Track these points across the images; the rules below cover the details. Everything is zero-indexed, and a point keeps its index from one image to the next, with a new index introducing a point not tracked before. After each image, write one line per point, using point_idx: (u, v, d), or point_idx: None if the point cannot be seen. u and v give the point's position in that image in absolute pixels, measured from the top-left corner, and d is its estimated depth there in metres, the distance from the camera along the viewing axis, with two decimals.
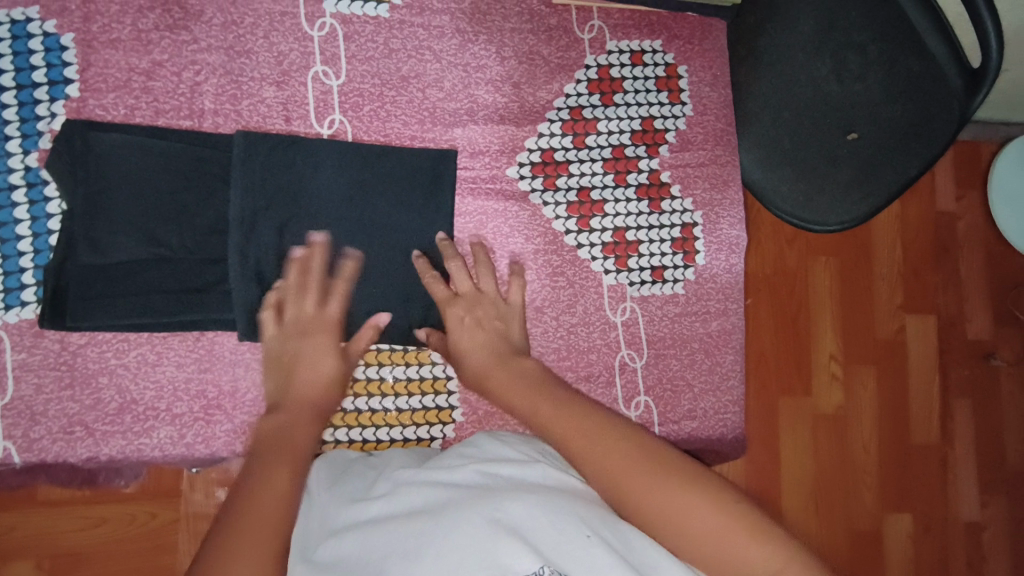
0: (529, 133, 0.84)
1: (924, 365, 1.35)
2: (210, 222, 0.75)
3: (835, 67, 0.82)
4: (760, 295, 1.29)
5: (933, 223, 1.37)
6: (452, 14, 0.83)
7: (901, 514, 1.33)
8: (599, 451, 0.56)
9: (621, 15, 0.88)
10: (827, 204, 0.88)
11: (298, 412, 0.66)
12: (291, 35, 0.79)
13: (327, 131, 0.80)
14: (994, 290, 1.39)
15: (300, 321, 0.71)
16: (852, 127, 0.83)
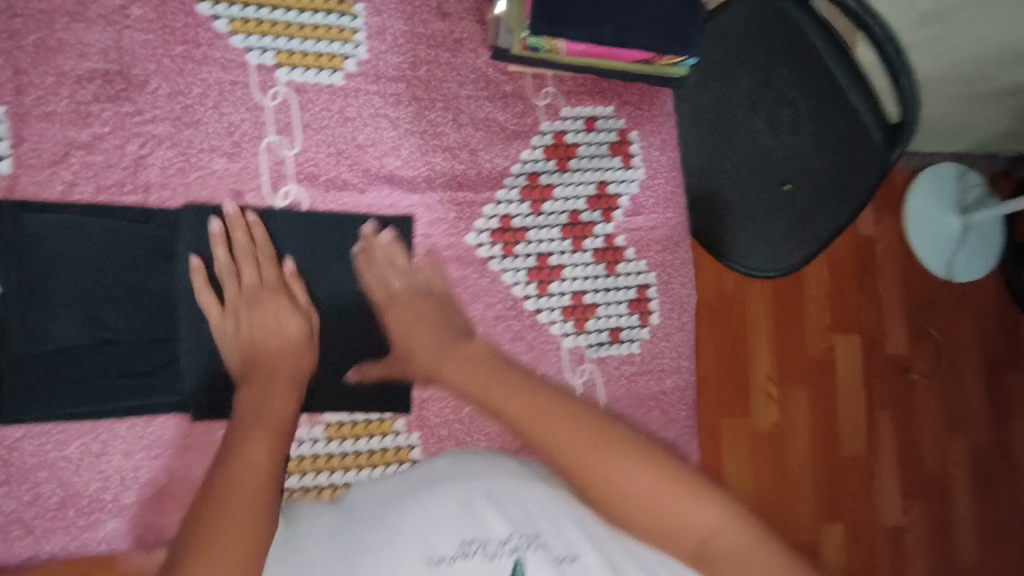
0: (486, 200, 0.85)
1: (851, 381, 1.44)
2: (156, 299, 0.72)
3: (769, 120, 0.85)
4: (702, 321, 1.35)
5: (857, 249, 1.47)
6: (408, 82, 0.83)
7: (833, 523, 1.42)
8: (560, 431, 0.57)
9: (573, 82, 0.90)
10: (766, 252, 0.88)
11: (271, 381, 0.65)
12: (242, 105, 0.77)
13: (281, 203, 0.78)
14: (912, 310, 1.50)
15: (248, 295, 0.70)
16: (786, 178, 0.85)
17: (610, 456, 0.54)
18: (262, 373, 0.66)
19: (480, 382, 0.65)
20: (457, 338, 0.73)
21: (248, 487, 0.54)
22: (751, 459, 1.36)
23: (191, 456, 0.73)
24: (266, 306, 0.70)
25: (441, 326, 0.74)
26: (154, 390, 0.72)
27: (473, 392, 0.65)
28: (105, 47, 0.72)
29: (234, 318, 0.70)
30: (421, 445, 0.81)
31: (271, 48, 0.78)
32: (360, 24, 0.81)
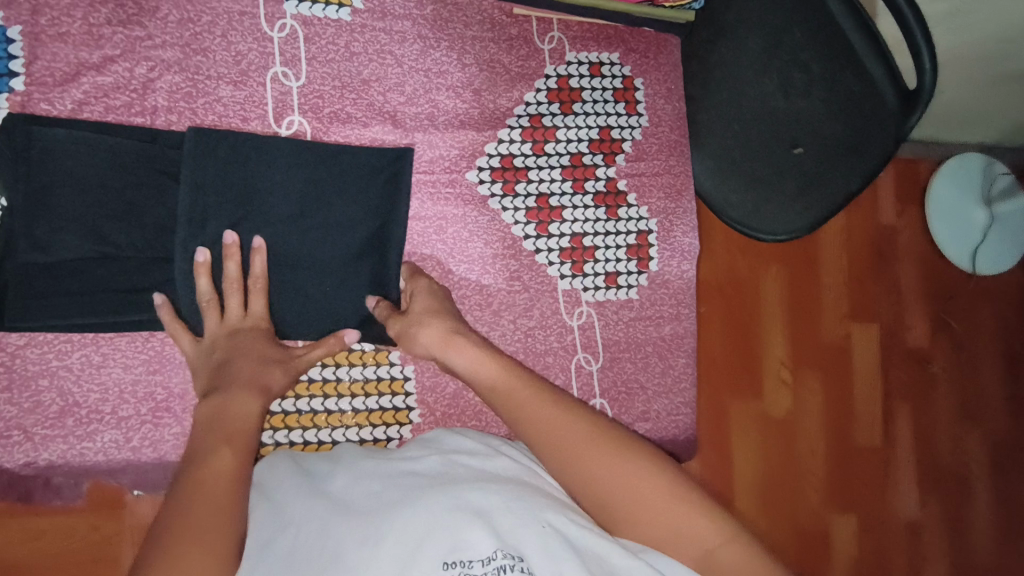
0: (489, 138, 0.86)
1: (866, 368, 1.41)
2: (159, 219, 0.74)
3: (781, 83, 0.82)
4: (715, 300, 1.32)
5: (873, 235, 1.44)
6: (413, 20, 0.83)
7: (846, 514, 1.38)
8: (561, 431, 0.60)
9: (579, 28, 0.89)
10: (773, 213, 0.89)
11: (233, 400, 0.65)
12: (249, 35, 0.78)
13: (285, 132, 0.79)
14: (931, 297, 1.47)
15: (225, 325, 0.71)
16: (796, 140, 0.83)
17: (609, 456, 0.58)
18: (230, 394, 0.65)
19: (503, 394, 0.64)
20: (482, 341, 0.71)
21: (218, 493, 0.54)
22: (762, 450, 1.33)
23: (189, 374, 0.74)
24: (241, 339, 0.70)
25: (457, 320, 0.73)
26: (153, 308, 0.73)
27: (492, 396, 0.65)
28: None
29: (207, 345, 0.70)
30: (415, 378, 0.81)
31: None
32: None
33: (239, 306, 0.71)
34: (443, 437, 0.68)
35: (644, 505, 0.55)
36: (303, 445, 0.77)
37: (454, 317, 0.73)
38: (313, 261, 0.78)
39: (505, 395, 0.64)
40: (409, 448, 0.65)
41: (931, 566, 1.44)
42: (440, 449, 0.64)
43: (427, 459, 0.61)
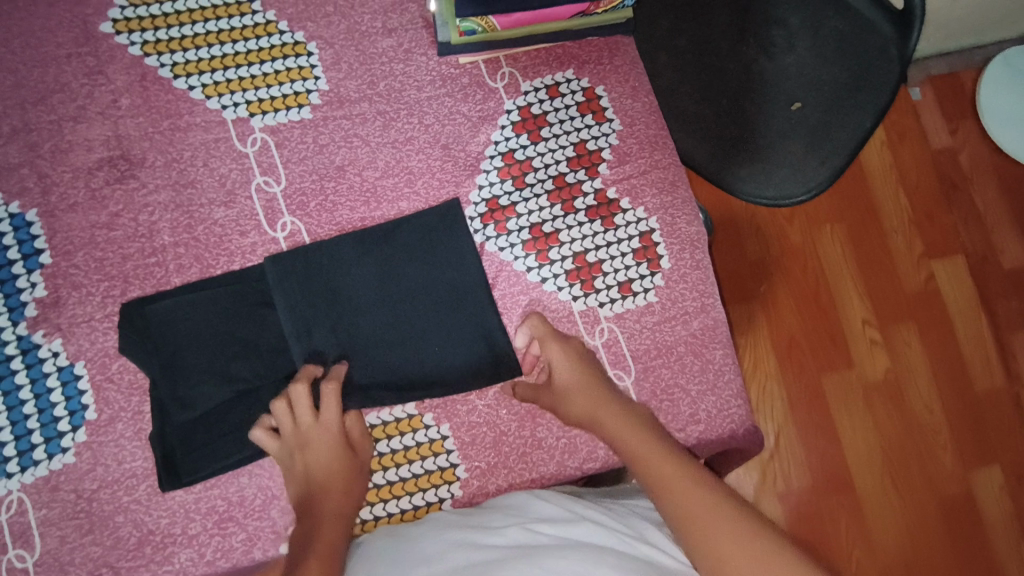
0: (469, 187, 0.87)
1: (965, 306, 1.29)
2: (218, 345, 0.79)
3: (761, 45, 0.95)
4: (775, 276, 1.28)
5: (932, 163, 1.34)
6: (369, 100, 0.88)
7: (988, 466, 1.24)
8: (673, 475, 0.63)
9: (527, 57, 0.91)
10: (786, 176, 0.92)
11: (321, 508, 0.70)
12: (227, 157, 0.85)
13: (281, 234, 0.84)
14: (1015, 209, 1.34)
15: (299, 433, 0.75)
16: (793, 99, 0.93)
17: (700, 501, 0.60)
18: (316, 508, 0.71)
19: (630, 437, 0.69)
20: (616, 396, 0.76)
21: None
22: (867, 419, 1.24)
23: (243, 479, 0.78)
24: (319, 447, 0.74)
25: (604, 384, 0.77)
26: (220, 429, 0.78)
27: (620, 442, 0.70)
28: (106, 137, 0.83)
29: (291, 455, 0.75)
30: (453, 435, 0.81)
31: (242, 102, 0.86)
32: (315, 60, 0.88)
33: (310, 413, 0.75)
34: (526, 503, 0.70)
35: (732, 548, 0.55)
36: (362, 524, 0.79)
37: (597, 380, 0.77)
38: (399, 346, 0.82)
39: (626, 441, 0.69)
40: (496, 517, 0.68)
41: None
42: (524, 518, 0.67)
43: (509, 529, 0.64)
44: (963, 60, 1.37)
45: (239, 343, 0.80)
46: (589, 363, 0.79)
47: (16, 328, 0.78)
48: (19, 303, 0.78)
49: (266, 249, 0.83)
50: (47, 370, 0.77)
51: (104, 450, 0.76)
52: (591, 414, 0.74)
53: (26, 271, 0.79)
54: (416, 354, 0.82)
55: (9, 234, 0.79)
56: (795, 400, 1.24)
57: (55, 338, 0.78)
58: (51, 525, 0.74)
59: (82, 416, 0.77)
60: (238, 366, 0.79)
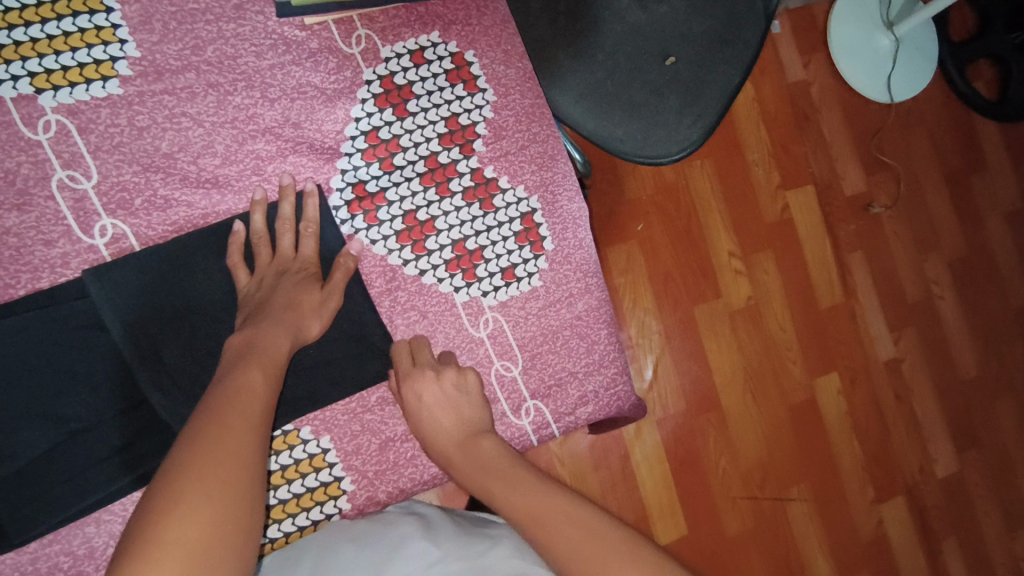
0: (330, 173, 0.77)
1: (814, 233, 1.39)
2: (36, 380, 0.66)
3: None
4: (650, 217, 1.30)
5: (788, 95, 1.39)
6: (196, 69, 0.73)
7: (828, 375, 1.39)
8: (534, 505, 0.63)
9: (385, 16, 0.80)
10: (663, 136, 0.84)
11: (252, 365, 0.62)
12: (12, 146, 0.68)
13: (101, 240, 0.70)
14: (857, 139, 1.43)
15: (280, 262, 0.72)
16: (668, 51, 0.84)
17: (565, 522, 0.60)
18: (241, 373, 0.61)
19: (488, 483, 0.68)
20: (473, 435, 0.73)
21: (225, 469, 0.52)
22: (730, 341, 1.33)
23: (89, 530, 0.68)
24: (293, 272, 0.71)
25: (469, 416, 0.73)
26: (53, 476, 0.67)
27: (482, 483, 0.69)
28: None
29: (252, 287, 0.71)
30: (335, 447, 0.76)
31: (23, 74, 0.68)
32: (118, 18, 0.71)
33: (293, 247, 0.73)
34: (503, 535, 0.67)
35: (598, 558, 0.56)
36: None
37: (460, 412, 0.73)
38: None
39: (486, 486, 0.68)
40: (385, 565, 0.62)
41: (920, 395, 1.45)
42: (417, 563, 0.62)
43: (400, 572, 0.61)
44: None
45: (64, 375, 0.67)
46: (456, 392, 0.74)
47: None
48: None
49: (82, 260, 0.69)
50: None
51: None
52: (454, 456, 0.71)
53: None
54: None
55: None
56: (670, 333, 1.30)
57: None
58: None
59: None
60: (65, 402, 0.67)
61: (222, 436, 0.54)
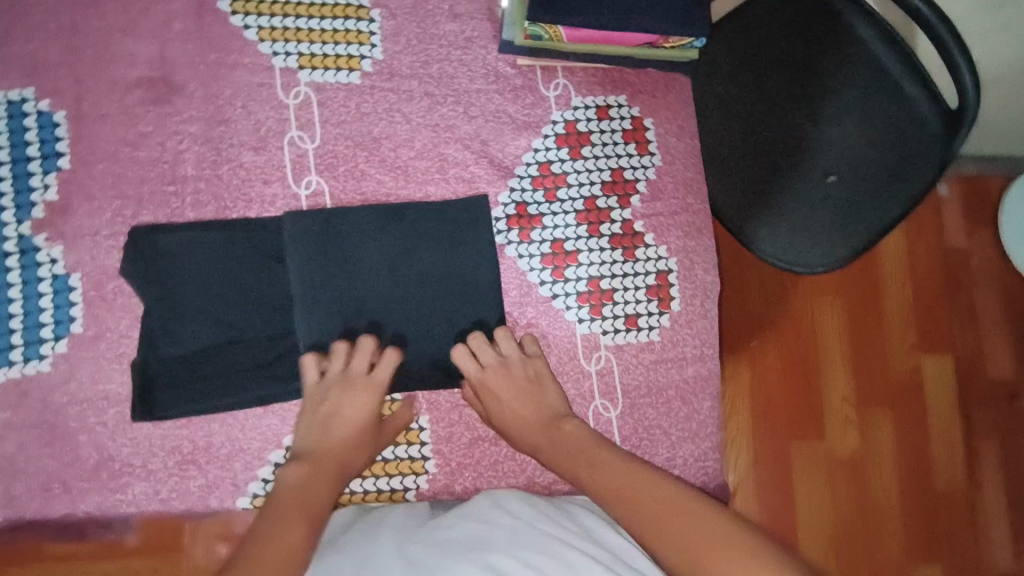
0: (500, 189, 0.85)
1: (943, 405, 1.30)
2: (219, 289, 0.78)
3: (810, 111, 0.87)
4: (767, 335, 1.29)
5: (942, 257, 1.35)
6: (420, 79, 0.87)
7: (929, 564, 1.26)
8: (615, 482, 0.66)
9: (584, 73, 0.90)
10: (811, 244, 0.86)
11: (324, 474, 0.69)
12: (267, 104, 0.83)
13: (304, 191, 0.82)
14: (1013, 322, 1.35)
15: (345, 378, 0.74)
16: (829, 169, 0.86)
17: (643, 492, 0.64)
18: (334, 428, 0.73)
19: (576, 466, 0.71)
20: (557, 417, 0.76)
21: (298, 522, 0.63)
22: (827, 493, 1.25)
23: (213, 427, 0.76)
24: (337, 401, 0.73)
25: (542, 404, 0.77)
26: (202, 372, 0.76)
27: (568, 462, 0.72)
28: (150, 57, 0.81)
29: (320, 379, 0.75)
30: (430, 428, 0.80)
31: (294, 53, 0.85)
32: (376, 28, 0.87)
33: (366, 367, 0.75)
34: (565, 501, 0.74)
35: (673, 509, 0.62)
36: None
37: (534, 402, 0.77)
38: (402, 326, 0.80)
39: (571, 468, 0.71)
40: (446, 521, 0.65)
41: None
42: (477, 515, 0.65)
43: (463, 525, 0.64)
44: (992, 167, 1.37)
45: (241, 292, 0.78)
46: (533, 388, 0.77)
47: (20, 226, 0.76)
48: (29, 203, 0.76)
49: (285, 203, 0.82)
50: (42, 276, 0.75)
51: (82, 365, 0.75)
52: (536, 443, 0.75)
53: (43, 171, 0.77)
54: (411, 336, 0.80)
55: (33, 130, 0.77)
56: (759, 461, 1.25)
57: (56, 245, 0.76)
58: (11, 429, 0.73)
59: (67, 327, 0.75)
60: (234, 314, 0.78)
61: (304, 492, 0.67)
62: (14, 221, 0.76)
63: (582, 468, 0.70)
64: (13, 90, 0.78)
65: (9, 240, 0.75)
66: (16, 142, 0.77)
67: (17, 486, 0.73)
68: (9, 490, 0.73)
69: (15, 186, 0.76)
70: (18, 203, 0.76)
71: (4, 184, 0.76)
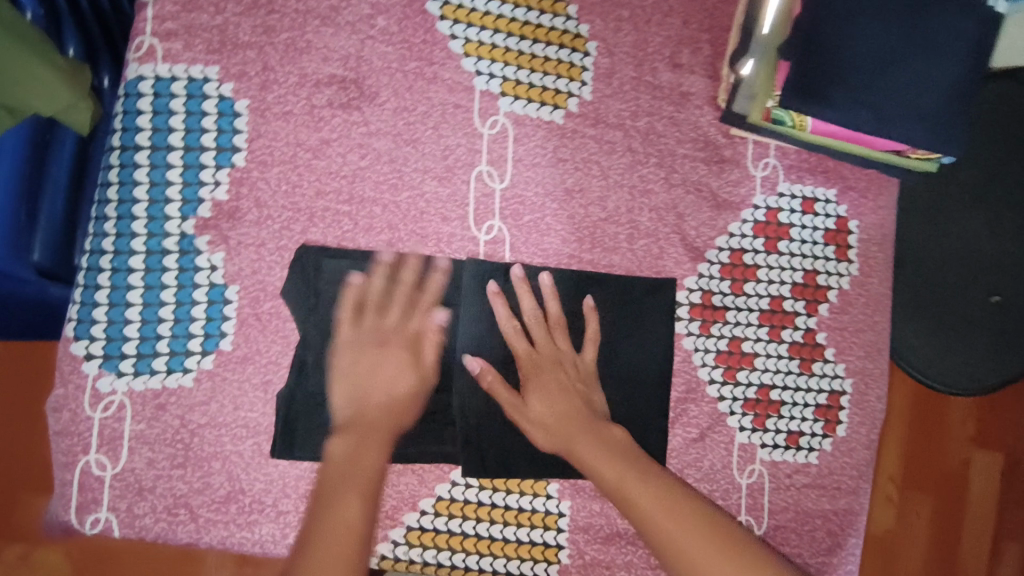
0: (688, 272, 0.78)
1: (981, 505, 1.17)
2: None
3: (990, 221, 0.95)
4: None
5: None
6: (626, 131, 0.78)
7: None
8: (660, 508, 0.59)
9: (797, 157, 0.82)
10: (959, 365, 0.97)
11: (370, 444, 0.63)
12: (460, 129, 0.75)
13: (483, 236, 0.75)
14: None
15: (377, 312, 0.69)
16: (994, 291, 0.96)
17: (693, 523, 0.58)
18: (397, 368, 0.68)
19: (574, 436, 0.67)
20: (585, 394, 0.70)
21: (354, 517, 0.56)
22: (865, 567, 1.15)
23: None
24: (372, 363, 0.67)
25: (587, 415, 0.68)
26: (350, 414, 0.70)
27: (568, 444, 0.67)
28: (346, 53, 0.72)
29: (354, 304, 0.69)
30: (570, 515, 0.75)
31: (499, 76, 0.75)
32: (589, 63, 0.78)
33: (386, 284, 0.71)
34: None
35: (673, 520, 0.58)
36: (450, 569, 0.72)
37: (569, 412, 0.68)
38: None
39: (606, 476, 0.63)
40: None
41: None
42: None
43: None
44: None
45: None
46: (572, 404, 0.69)
47: (183, 223, 0.69)
48: (195, 198, 0.69)
49: (463, 245, 0.74)
50: (198, 281, 0.69)
51: (227, 386, 0.69)
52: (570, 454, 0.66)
53: (215, 164, 0.69)
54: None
55: (211, 116, 0.69)
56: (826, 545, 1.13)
57: (218, 251, 0.69)
58: (143, 443, 0.67)
59: (216, 343, 0.69)
60: None
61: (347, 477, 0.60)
62: (177, 215, 0.69)
63: (589, 456, 0.65)
64: (193, 65, 0.69)
65: (170, 236, 0.69)
66: (191, 126, 0.69)
67: (140, 506, 0.67)
68: (131, 509, 0.67)
69: (183, 176, 0.69)
70: (185, 196, 0.69)
71: (172, 172, 0.69)
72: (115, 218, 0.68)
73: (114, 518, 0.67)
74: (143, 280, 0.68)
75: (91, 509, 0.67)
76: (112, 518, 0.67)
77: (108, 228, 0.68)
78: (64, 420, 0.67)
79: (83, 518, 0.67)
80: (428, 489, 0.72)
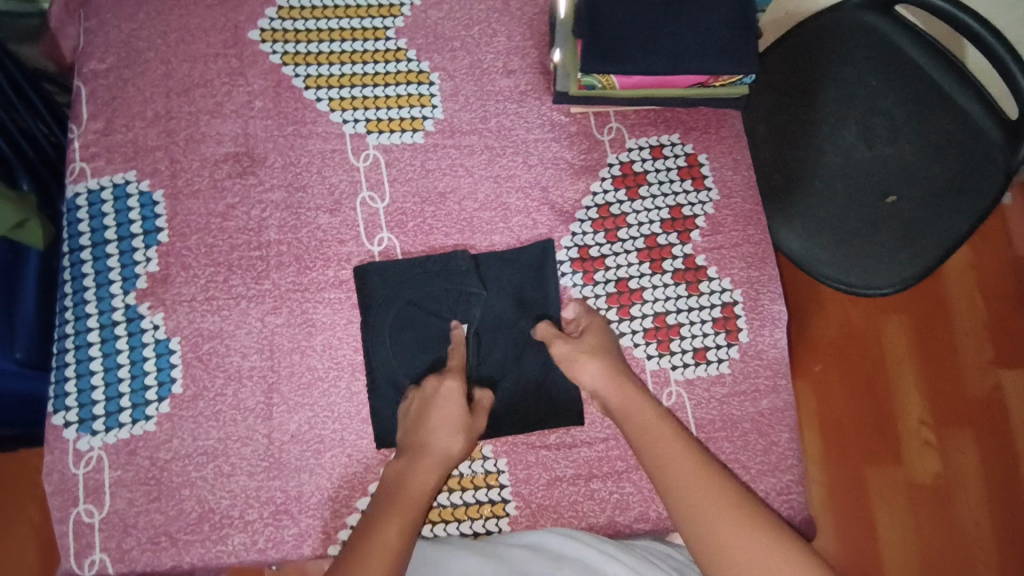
0: (563, 234, 0.89)
1: (900, 353, 1.33)
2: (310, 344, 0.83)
3: (865, 134, 1.05)
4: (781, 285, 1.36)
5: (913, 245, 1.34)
6: (479, 133, 0.91)
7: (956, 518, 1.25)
8: (670, 457, 0.67)
9: (636, 116, 0.93)
10: (872, 265, 1.01)
11: (402, 507, 0.69)
12: (340, 168, 0.89)
13: (377, 248, 0.87)
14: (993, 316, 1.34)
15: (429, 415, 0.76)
16: (889, 192, 1.02)
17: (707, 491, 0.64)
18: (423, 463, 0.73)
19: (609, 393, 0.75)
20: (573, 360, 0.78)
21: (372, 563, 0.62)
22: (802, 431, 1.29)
23: (303, 477, 0.80)
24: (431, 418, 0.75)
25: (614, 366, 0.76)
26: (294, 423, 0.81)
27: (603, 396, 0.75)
28: (235, 134, 0.89)
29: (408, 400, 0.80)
30: (509, 471, 0.82)
31: (362, 119, 0.90)
32: (436, 90, 0.92)
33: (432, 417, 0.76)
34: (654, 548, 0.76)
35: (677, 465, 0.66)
36: None
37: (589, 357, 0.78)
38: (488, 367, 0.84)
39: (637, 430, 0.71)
40: (516, 549, 0.71)
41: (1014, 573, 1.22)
42: (546, 552, 0.71)
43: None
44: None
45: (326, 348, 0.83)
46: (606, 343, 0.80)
47: (126, 297, 0.83)
48: (132, 275, 0.83)
49: (361, 260, 0.86)
50: (146, 340, 0.82)
51: (184, 423, 0.80)
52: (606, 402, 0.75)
53: (145, 245, 0.84)
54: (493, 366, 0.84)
55: (136, 209, 0.85)
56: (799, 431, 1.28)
57: (158, 312, 0.82)
58: (122, 486, 0.79)
59: (169, 388, 0.81)
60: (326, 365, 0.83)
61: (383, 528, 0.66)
62: (120, 292, 0.83)
63: (608, 389, 0.75)
64: (116, 174, 0.86)
65: (117, 309, 0.82)
66: (121, 220, 0.85)
67: (128, 541, 0.78)
68: (120, 545, 0.78)
69: (121, 261, 0.83)
70: (124, 275, 0.83)
71: (111, 260, 0.83)
72: (73, 307, 0.82)
73: (107, 556, 0.78)
74: (100, 350, 0.81)
75: (87, 552, 0.78)
76: (105, 558, 0.78)
77: (68, 315, 0.82)
78: (55, 481, 0.79)
79: (82, 562, 0.78)
80: (374, 473, 0.81)
